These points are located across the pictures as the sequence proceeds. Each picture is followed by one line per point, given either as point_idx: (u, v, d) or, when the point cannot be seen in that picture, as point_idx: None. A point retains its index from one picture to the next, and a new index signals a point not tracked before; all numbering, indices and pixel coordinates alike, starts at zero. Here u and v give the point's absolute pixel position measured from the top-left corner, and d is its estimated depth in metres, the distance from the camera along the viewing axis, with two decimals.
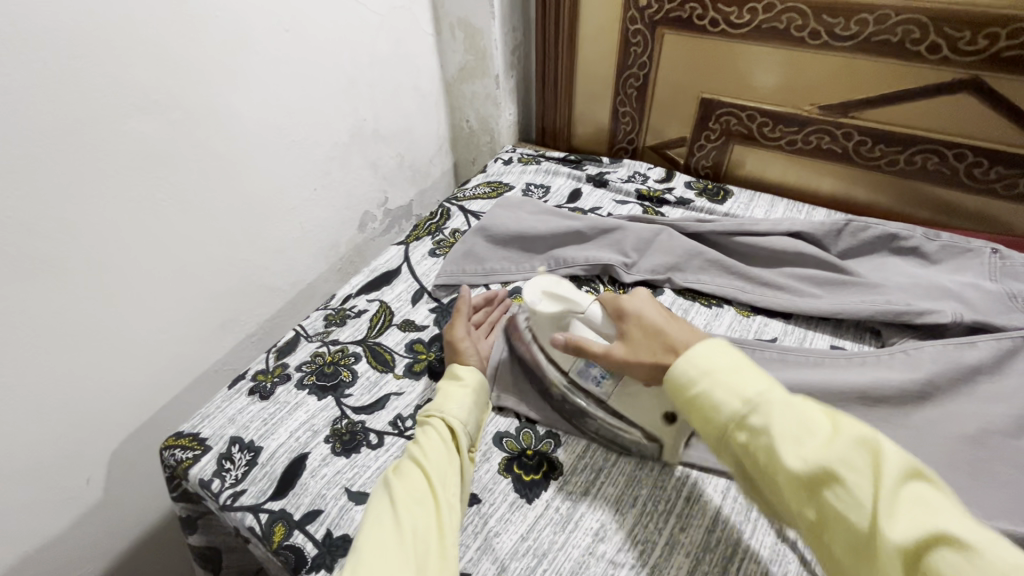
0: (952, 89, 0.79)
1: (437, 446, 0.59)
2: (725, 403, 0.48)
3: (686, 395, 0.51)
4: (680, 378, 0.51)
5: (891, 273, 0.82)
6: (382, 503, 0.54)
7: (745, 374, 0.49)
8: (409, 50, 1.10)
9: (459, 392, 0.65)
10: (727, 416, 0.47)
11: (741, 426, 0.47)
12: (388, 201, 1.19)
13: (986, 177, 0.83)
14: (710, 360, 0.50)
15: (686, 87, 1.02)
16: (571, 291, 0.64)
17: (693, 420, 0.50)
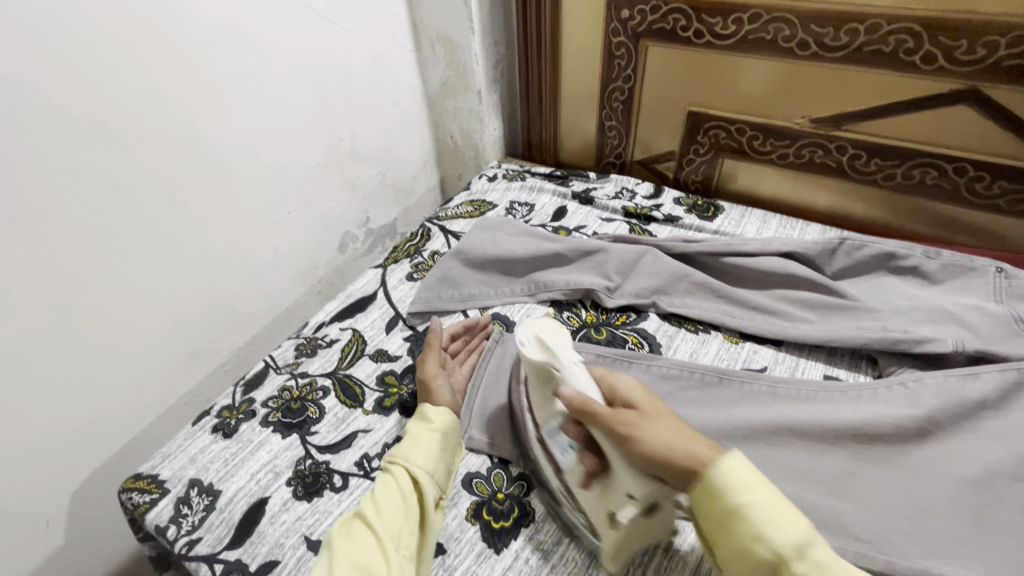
0: (950, 101, 0.74)
1: (394, 503, 0.55)
2: (777, 534, 0.42)
3: (727, 513, 0.44)
4: (721, 493, 0.45)
5: (889, 295, 0.78)
6: (328, 569, 0.50)
7: (787, 511, 0.43)
8: (388, 66, 1.07)
9: (427, 438, 0.60)
10: (783, 544, 0.42)
11: (796, 560, 0.41)
12: (370, 221, 1.16)
13: (988, 192, 0.79)
14: (743, 475, 0.45)
15: (672, 100, 0.98)
16: (560, 340, 0.55)
17: (729, 539, 0.44)
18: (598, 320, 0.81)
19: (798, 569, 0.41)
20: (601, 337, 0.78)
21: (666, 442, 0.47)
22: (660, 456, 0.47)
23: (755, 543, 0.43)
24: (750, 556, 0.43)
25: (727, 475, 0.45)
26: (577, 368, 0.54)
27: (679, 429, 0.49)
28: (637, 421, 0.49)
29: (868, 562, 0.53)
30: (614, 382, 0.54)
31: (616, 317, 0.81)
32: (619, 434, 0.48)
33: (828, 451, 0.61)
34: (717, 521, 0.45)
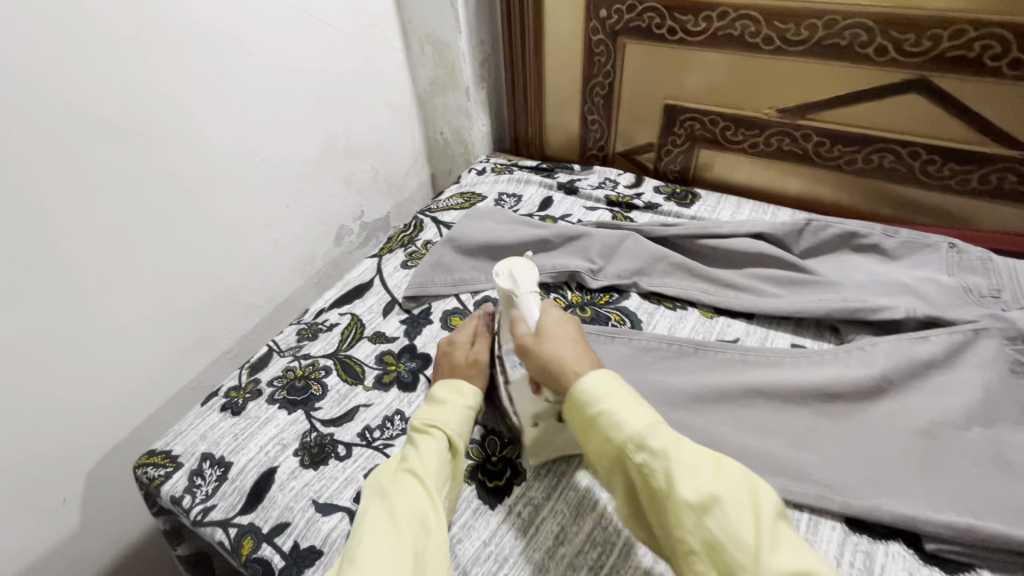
0: (902, 90, 0.81)
1: (440, 464, 0.58)
2: (623, 427, 0.51)
3: (586, 415, 0.53)
4: (580, 400, 0.54)
5: (851, 270, 0.84)
6: (380, 515, 0.54)
7: (635, 408, 0.52)
8: (379, 66, 1.12)
9: (461, 409, 0.65)
10: (625, 437, 0.50)
11: (637, 449, 0.50)
12: (364, 215, 1.21)
13: (940, 173, 0.85)
14: (606, 385, 0.54)
15: (650, 94, 1.04)
16: (529, 279, 0.67)
17: (591, 439, 0.53)
18: (582, 300, 0.86)
19: (637, 456, 0.49)
20: (586, 315, 0.83)
21: (559, 357, 0.58)
22: (553, 366, 0.57)
23: (613, 428, 0.51)
24: (609, 441, 0.51)
25: (591, 386, 0.54)
26: (534, 301, 0.65)
27: (576, 350, 0.59)
28: (541, 342, 0.60)
29: (827, 505, 0.58)
30: (546, 312, 0.65)
31: (599, 297, 0.86)
32: (523, 348, 0.60)
33: (793, 409, 0.67)
34: (581, 424, 0.54)
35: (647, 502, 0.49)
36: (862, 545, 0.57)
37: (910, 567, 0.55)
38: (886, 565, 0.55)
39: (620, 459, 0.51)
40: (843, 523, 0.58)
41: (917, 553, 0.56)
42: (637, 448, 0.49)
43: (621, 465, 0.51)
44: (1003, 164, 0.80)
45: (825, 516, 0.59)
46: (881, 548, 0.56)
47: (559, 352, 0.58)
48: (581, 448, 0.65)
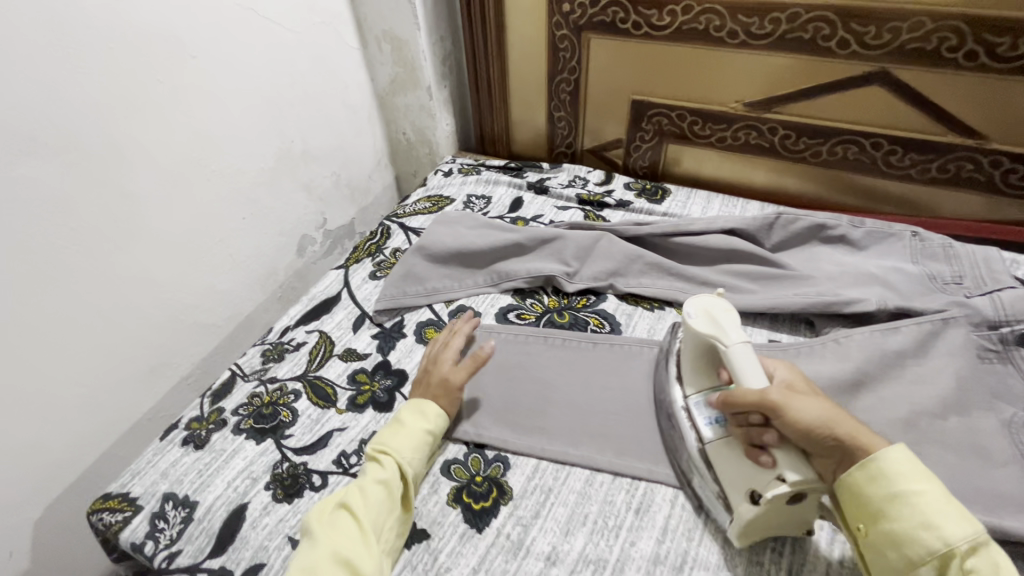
0: (864, 82, 0.82)
1: (380, 493, 0.57)
2: (945, 527, 0.44)
3: (885, 494, 0.47)
4: (877, 475, 0.48)
5: (821, 262, 0.85)
6: (310, 551, 0.53)
7: (957, 510, 0.45)
8: (334, 65, 1.06)
9: (418, 435, 0.63)
10: (954, 537, 0.43)
11: (968, 555, 0.43)
12: (327, 222, 1.16)
13: (901, 163, 0.87)
14: (911, 467, 0.47)
15: (617, 90, 1.03)
16: (732, 322, 0.58)
17: (893, 524, 0.46)
18: (560, 305, 0.85)
19: (969, 564, 0.43)
20: (564, 321, 0.82)
21: (818, 416, 0.50)
22: (816, 430, 0.49)
23: (929, 525, 0.45)
24: (915, 538, 0.45)
25: (890, 461, 0.48)
26: (744, 350, 0.56)
27: (835, 409, 0.51)
28: (789, 397, 0.51)
29: None
30: (773, 368, 0.58)
31: (577, 301, 0.85)
32: (770, 408, 0.51)
33: None
34: (880, 504, 0.47)
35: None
36: None
37: None
38: None
39: (937, 561, 0.44)
40: None
41: None
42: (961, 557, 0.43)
43: (933, 568, 0.44)
44: (960, 153, 0.82)
45: None
46: None
47: (819, 411, 0.50)
48: (796, 531, 0.54)
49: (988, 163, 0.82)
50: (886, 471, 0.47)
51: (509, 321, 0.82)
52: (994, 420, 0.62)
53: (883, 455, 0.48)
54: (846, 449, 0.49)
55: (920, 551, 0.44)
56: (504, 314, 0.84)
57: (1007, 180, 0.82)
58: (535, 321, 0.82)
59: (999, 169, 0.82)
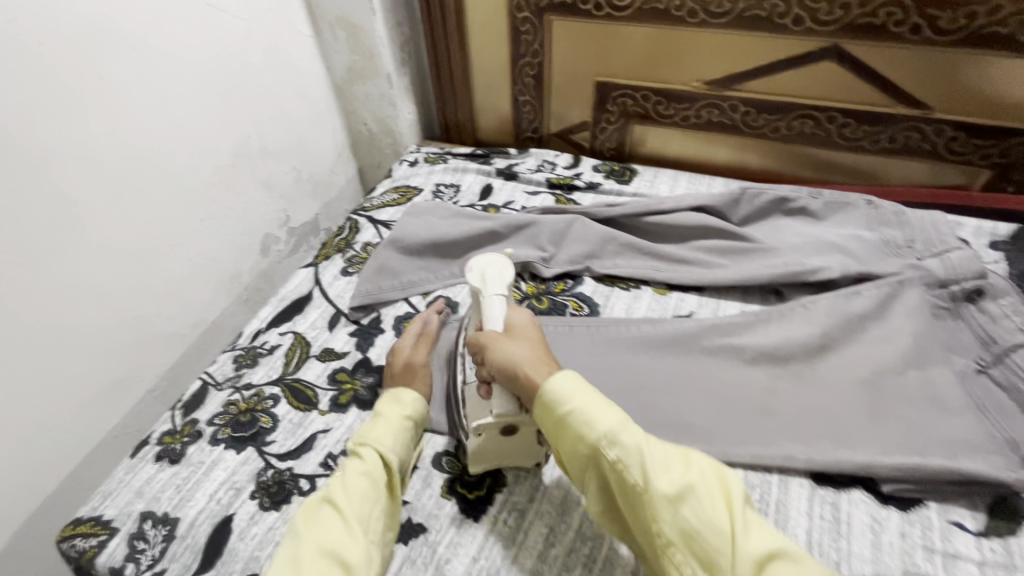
0: (818, 58, 0.84)
1: (361, 484, 0.54)
2: (590, 430, 0.50)
3: (555, 416, 0.52)
4: (545, 401, 0.52)
5: (786, 234, 0.88)
6: (293, 554, 0.49)
7: (601, 406, 0.51)
8: (287, 54, 1.02)
9: (397, 420, 0.61)
10: (598, 436, 0.49)
11: (608, 448, 0.49)
12: (290, 220, 1.11)
13: (854, 135, 0.91)
14: (575, 384, 0.52)
15: (579, 73, 1.02)
16: (499, 279, 0.63)
17: (561, 439, 0.52)
18: (538, 290, 0.85)
19: (609, 455, 0.48)
20: (543, 305, 0.82)
21: (521, 358, 0.56)
22: (504, 368, 0.56)
23: (582, 427, 0.50)
24: (571, 441, 0.51)
25: (556, 386, 0.52)
26: (498, 302, 0.62)
27: (534, 349, 0.57)
28: (497, 341, 0.58)
29: (795, 465, 0.62)
30: (512, 314, 0.62)
31: (554, 285, 0.85)
32: (483, 349, 0.58)
33: (752, 376, 0.70)
34: (546, 426, 0.53)
35: (624, 500, 0.49)
36: (828, 497, 0.60)
37: (872, 512, 0.59)
38: (850, 512, 0.59)
39: (592, 455, 0.50)
40: (809, 479, 0.62)
41: (877, 496, 0.60)
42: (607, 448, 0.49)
43: (591, 465, 0.51)
44: (908, 124, 0.87)
45: (793, 475, 0.62)
46: (845, 497, 0.60)
47: (517, 352, 0.56)
48: (531, 462, 0.62)
49: (933, 132, 0.86)
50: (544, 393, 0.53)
51: None
52: (949, 372, 0.67)
53: (553, 381, 0.53)
54: (525, 384, 0.54)
55: (582, 451, 0.50)
56: None
57: (949, 148, 0.87)
58: None
59: (943, 138, 0.86)
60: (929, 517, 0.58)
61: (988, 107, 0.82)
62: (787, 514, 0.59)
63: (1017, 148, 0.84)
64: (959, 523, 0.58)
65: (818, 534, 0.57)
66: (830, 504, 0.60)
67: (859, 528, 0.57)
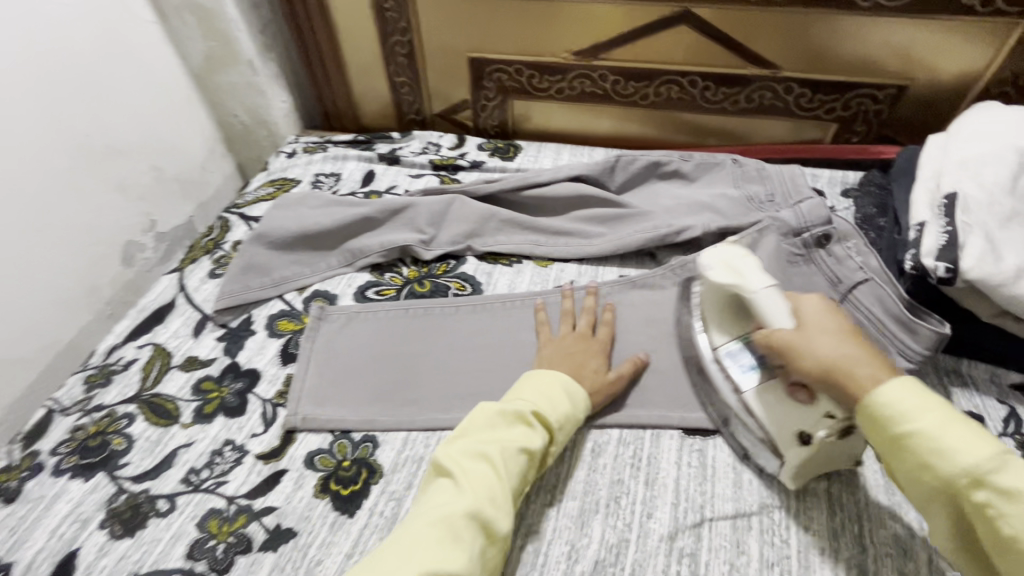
0: (672, 23, 0.87)
1: (518, 455, 0.53)
2: (944, 464, 0.43)
3: (890, 435, 0.46)
4: (875, 416, 0.46)
5: (660, 198, 0.90)
6: (450, 490, 0.50)
7: (964, 433, 0.43)
8: (128, 43, 0.93)
9: (557, 392, 0.59)
10: (954, 472, 0.42)
11: (975, 486, 0.41)
12: (156, 224, 1.02)
13: (715, 98, 0.95)
14: (909, 401, 0.45)
15: (451, 49, 1.00)
16: (752, 267, 0.59)
17: (896, 462, 0.46)
18: (420, 274, 0.83)
19: (976, 498, 0.41)
20: (425, 289, 0.80)
21: (835, 359, 0.50)
22: (828, 373, 0.50)
23: (936, 458, 0.43)
24: (919, 472, 0.44)
25: (887, 399, 0.46)
26: (771, 293, 0.57)
27: (843, 343, 0.50)
28: (797, 339, 0.52)
29: (666, 418, 0.64)
30: (798, 303, 0.56)
31: (437, 268, 0.83)
32: (785, 351, 0.53)
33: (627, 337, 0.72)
34: (885, 449, 0.46)
35: (993, 551, 0.41)
36: (696, 444, 0.62)
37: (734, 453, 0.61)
38: (715, 456, 0.61)
39: (947, 493, 0.43)
40: (679, 430, 0.64)
41: None
42: (970, 487, 0.42)
43: (946, 501, 0.43)
44: (760, 84, 0.91)
45: (664, 427, 0.64)
46: (711, 442, 0.62)
47: (826, 353, 0.50)
48: (849, 463, 0.57)
49: (783, 91, 0.91)
50: (870, 404, 0.47)
51: (368, 298, 0.79)
52: None
53: (878, 393, 0.46)
54: (848, 394, 0.49)
55: (929, 483, 0.44)
56: (362, 292, 0.80)
57: (799, 104, 0.93)
58: (396, 295, 0.80)
59: (792, 95, 0.92)
60: None
61: (827, 62, 0.87)
62: (657, 465, 0.61)
63: (856, 100, 0.91)
64: None
65: (685, 480, 0.59)
66: (697, 451, 0.62)
67: (723, 469, 0.60)
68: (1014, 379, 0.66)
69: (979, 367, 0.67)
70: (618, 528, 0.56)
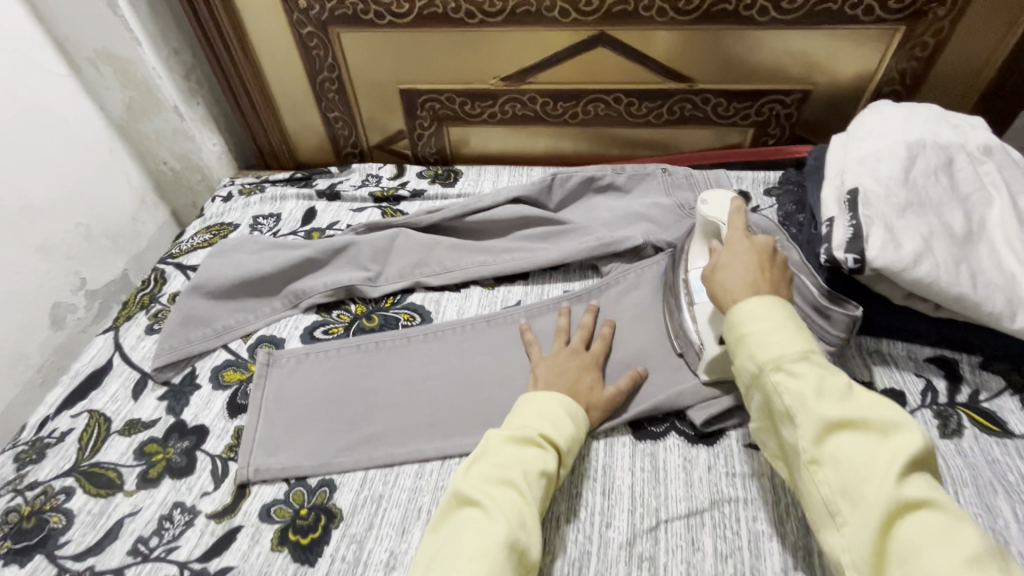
0: (592, 45, 0.91)
1: (539, 478, 0.54)
2: (760, 352, 0.49)
3: (733, 337, 0.53)
4: (729, 321, 0.53)
5: (597, 211, 0.93)
6: (480, 518, 0.49)
7: (786, 338, 0.49)
8: (38, 100, 0.90)
9: (561, 413, 0.60)
10: (763, 359, 0.49)
11: (775, 372, 0.48)
12: (87, 282, 0.99)
13: (640, 112, 1.00)
14: (759, 315, 0.51)
15: (382, 82, 1.01)
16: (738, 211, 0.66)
17: (733, 355, 0.53)
18: (368, 309, 0.83)
19: (772, 378, 0.48)
20: (374, 323, 0.80)
21: (727, 286, 0.55)
22: (717, 287, 0.56)
23: (755, 354, 0.50)
24: (742, 363, 0.51)
25: (742, 313, 0.52)
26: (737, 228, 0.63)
27: (747, 273, 0.55)
28: (718, 262, 0.58)
29: (617, 428, 0.66)
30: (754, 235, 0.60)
31: (384, 301, 0.83)
32: (706, 266, 0.60)
33: None
34: (729, 346, 0.54)
35: (780, 421, 0.48)
36: (647, 449, 0.65)
37: (684, 453, 0.64)
38: (666, 458, 0.64)
39: (756, 386, 0.50)
40: (630, 436, 0.66)
41: (687, 438, 0.65)
42: (769, 372, 0.48)
43: (754, 387, 0.50)
44: (679, 97, 0.96)
45: (616, 437, 0.66)
46: (661, 445, 0.65)
47: (732, 274, 0.56)
48: None
49: (701, 101, 0.97)
50: (732, 315, 0.53)
51: (316, 338, 0.78)
52: None
53: (742, 307, 0.52)
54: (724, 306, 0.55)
55: (746, 376, 0.51)
56: (310, 332, 0.79)
57: (717, 112, 0.99)
58: (344, 332, 0.79)
59: (710, 105, 0.97)
60: (730, 445, 0.64)
61: (737, 73, 0.93)
62: (612, 474, 0.63)
63: (767, 106, 0.97)
64: (755, 444, 0.64)
65: (640, 486, 0.61)
66: (648, 456, 0.64)
67: (673, 470, 0.62)
68: (927, 353, 0.72)
69: (897, 345, 0.73)
70: (579, 543, 0.58)
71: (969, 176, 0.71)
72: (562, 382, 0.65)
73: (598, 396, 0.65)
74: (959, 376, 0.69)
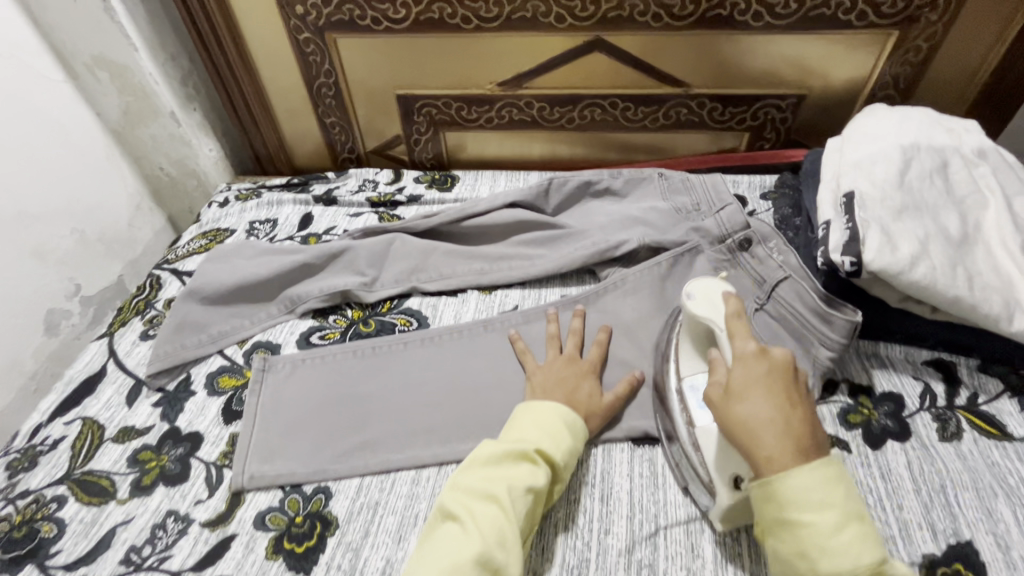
0: (588, 50, 0.91)
1: (525, 494, 0.53)
2: (800, 506, 0.45)
3: (770, 487, 0.47)
4: (769, 481, 0.47)
5: (594, 215, 0.93)
6: (457, 535, 0.50)
7: (820, 486, 0.45)
8: (35, 107, 0.90)
9: (556, 427, 0.59)
10: (803, 513, 0.45)
11: (819, 530, 0.44)
12: (82, 289, 0.98)
13: (636, 117, 1.00)
14: (809, 484, 0.45)
15: (379, 87, 1.01)
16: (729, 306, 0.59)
17: (760, 502, 0.48)
18: (364, 314, 0.82)
19: (816, 538, 0.44)
20: (370, 328, 0.80)
21: (753, 423, 0.49)
22: (745, 430, 0.49)
23: (795, 507, 0.45)
24: (775, 512, 0.47)
25: (790, 481, 0.46)
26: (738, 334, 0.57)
27: (775, 411, 0.49)
28: (734, 398, 0.51)
29: (615, 433, 0.65)
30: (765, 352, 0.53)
31: (381, 306, 0.83)
32: (720, 400, 0.52)
33: None
34: (758, 492, 0.48)
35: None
36: (645, 454, 0.64)
37: None
38: (665, 463, 0.63)
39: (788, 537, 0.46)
40: (628, 442, 0.66)
41: None
42: (810, 529, 0.45)
43: (783, 536, 0.46)
44: (674, 101, 0.97)
45: (615, 442, 0.66)
46: (660, 450, 0.65)
47: (758, 414, 0.49)
48: None
49: (697, 106, 0.97)
50: (775, 476, 0.47)
51: (312, 344, 0.78)
52: None
53: (785, 475, 0.46)
54: (756, 459, 0.48)
55: (776, 525, 0.47)
56: (306, 337, 0.79)
57: (713, 117, 0.99)
58: (341, 337, 0.79)
59: (705, 110, 0.98)
60: None
61: (733, 78, 0.93)
62: (610, 480, 0.62)
63: (763, 111, 0.98)
64: None
65: (638, 492, 0.61)
66: (647, 461, 0.64)
67: (672, 476, 0.62)
68: (925, 356, 0.72)
69: (895, 348, 0.73)
70: (577, 549, 0.57)
71: (965, 179, 0.72)
72: (558, 391, 0.64)
73: (597, 404, 0.65)
74: (958, 379, 0.69)
